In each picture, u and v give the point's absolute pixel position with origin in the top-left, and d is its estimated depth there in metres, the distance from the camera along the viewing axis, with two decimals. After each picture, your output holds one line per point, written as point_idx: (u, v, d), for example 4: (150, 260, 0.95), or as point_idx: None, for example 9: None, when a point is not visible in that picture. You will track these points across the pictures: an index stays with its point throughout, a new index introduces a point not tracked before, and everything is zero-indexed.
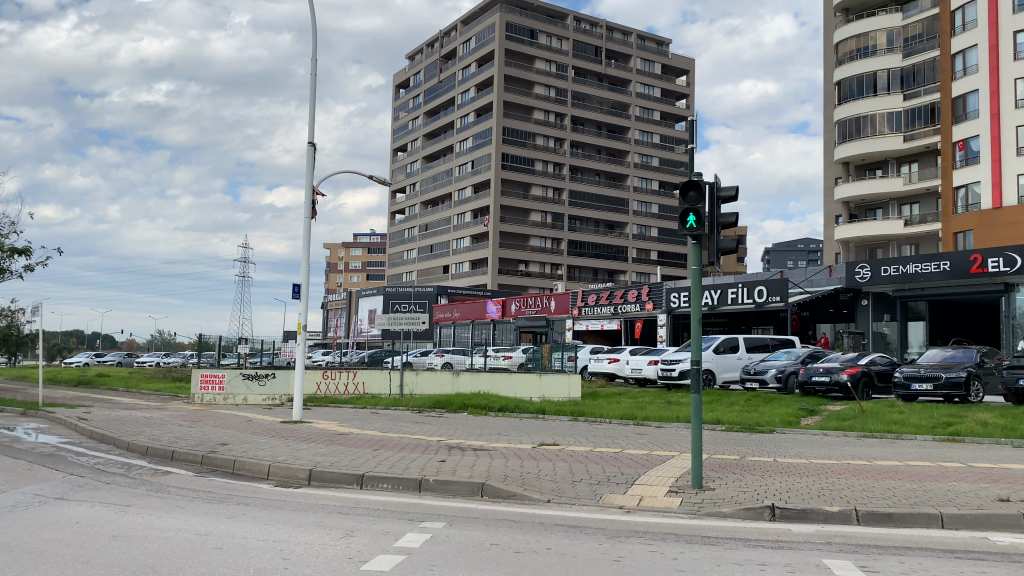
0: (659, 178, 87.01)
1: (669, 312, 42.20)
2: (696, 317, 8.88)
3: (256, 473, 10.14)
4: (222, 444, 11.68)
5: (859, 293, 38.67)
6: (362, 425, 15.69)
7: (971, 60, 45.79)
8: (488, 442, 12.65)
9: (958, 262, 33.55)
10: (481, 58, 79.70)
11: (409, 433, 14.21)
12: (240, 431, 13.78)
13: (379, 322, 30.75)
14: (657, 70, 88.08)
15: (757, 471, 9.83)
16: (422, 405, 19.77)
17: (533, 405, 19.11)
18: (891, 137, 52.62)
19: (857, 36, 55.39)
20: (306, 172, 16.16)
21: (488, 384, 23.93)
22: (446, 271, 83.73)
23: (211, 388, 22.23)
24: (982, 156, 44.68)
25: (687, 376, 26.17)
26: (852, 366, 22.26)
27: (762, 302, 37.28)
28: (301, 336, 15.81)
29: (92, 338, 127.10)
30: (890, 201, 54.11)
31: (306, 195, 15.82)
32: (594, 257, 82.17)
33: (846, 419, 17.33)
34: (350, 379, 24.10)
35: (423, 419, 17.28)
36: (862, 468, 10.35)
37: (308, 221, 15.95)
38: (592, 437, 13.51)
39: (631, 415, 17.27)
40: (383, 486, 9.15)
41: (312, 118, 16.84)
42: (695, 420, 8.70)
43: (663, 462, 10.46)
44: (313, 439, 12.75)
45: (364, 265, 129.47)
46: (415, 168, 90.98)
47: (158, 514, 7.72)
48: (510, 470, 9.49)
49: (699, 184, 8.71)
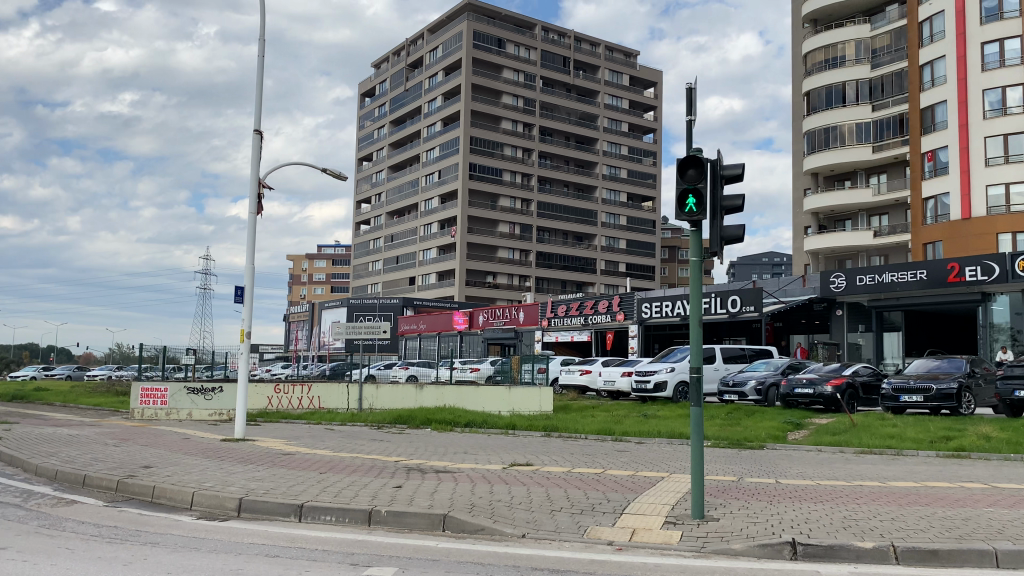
0: (627, 190, 86.31)
1: (641, 322, 41.15)
2: (695, 317, 7.58)
3: (179, 502, 8.61)
4: (143, 468, 10.11)
5: (834, 303, 37.60)
6: (312, 443, 14.16)
7: (940, 71, 45.45)
8: (450, 462, 11.21)
9: (935, 272, 32.83)
10: (448, 66, 78.45)
11: (361, 452, 12.72)
12: (170, 452, 12.18)
13: (337, 332, 29.09)
14: (625, 82, 87.51)
15: (763, 496, 8.53)
16: (382, 420, 18.29)
17: (502, 420, 17.70)
18: (860, 148, 52.21)
19: (825, 47, 54.98)
20: (252, 161, 14.70)
21: (454, 398, 22.39)
22: (413, 282, 82.08)
23: (153, 403, 20.50)
24: (951, 166, 44.29)
25: (663, 388, 24.92)
26: (837, 377, 21.22)
27: (736, 313, 36.27)
28: (245, 344, 14.27)
29: (46, 352, 122.71)
30: (860, 212, 53.71)
31: (252, 186, 14.34)
32: (562, 268, 81.02)
33: (838, 433, 16.22)
34: (305, 393, 22.36)
35: (382, 436, 15.80)
36: (878, 490, 9.11)
37: (254, 216, 14.40)
38: (566, 455, 12.14)
39: (608, 430, 15.94)
40: (326, 519, 7.68)
41: (259, 107, 15.36)
42: (695, 437, 7.40)
43: (653, 486, 9.10)
44: (252, 461, 11.20)
45: (328, 276, 127.13)
46: (381, 177, 89.33)
47: (35, 560, 6.16)
48: (478, 497, 8.06)
49: (700, 159, 7.42)
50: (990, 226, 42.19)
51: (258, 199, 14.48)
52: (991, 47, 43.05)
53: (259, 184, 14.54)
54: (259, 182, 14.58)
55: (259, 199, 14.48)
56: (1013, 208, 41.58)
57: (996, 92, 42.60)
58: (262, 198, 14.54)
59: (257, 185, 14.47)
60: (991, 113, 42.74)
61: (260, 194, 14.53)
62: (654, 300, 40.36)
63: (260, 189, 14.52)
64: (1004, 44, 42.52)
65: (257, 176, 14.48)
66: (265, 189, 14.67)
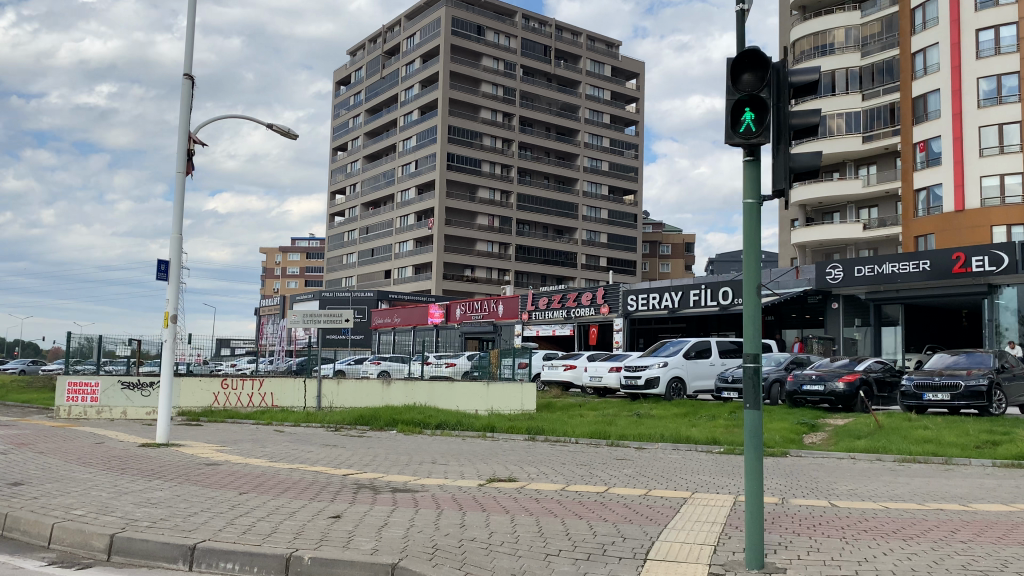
0: (608, 183, 84.19)
1: (626, 316, 39.10)
2: (750, 284, 5.35)
3: (35, 537, 6.29)
4: (9, 486, 7.75)
5: (829, 296, 35.64)
6: (249, 449, 11.74)
7: (932, 58, 43.59)
8: (412, 477, 8.87)
9: (938, 262, 30.93)
10: (426, 53, 75.90)
11: (301, 462, 10.33)
12: (62, 460, 9.81)
13: (294, 320, 26.35)
14: (607, 73, 85.24)
15: (828, 528, 6.31)
16: (341, 420, 15.96)
17: (478, 421, 15.40)
18: (850, 138, 50.37)
19: (816, 33, 53.04)
20: (182, 111, 12.32)
21: (425, 396, 20.10)
22: (388, 276, 79.62)
23: (81, 400, 18.03)
24: (943, 156, 42.48)
25: (654, 384, 22.72)
26: (849, 373, 19.26)
27: (727, 306, 34.09)
28: (170, 328, 11.88)
29: (11, 347, 118.29)
30: (849, 204, 51.87)
31: (182, 140, 11.99)
32: (543, 262, 78.79)
33: (862, 437, 14.18)
34: (255, 389, 19.89)
35: (335, 440, 13.45)
36: (973, 519, 6.87)
37: (181, 175, 12.04)
38: (556, 466, 9.90)
39: (602, 433, 13.71)
40: (227, 568, 5.41)
41: (190, 51, 12.95)
42: (750, 450, 5.22)
43: (677, 514, 6.86)
44: (157, 475, 8.82)
45: (302, 270, 124.35)
46: (356, 167, 86.60)
47: None
48: (446, 536, 5.76)
49: (760, 57, 5.26)
50: (984, 218, 40.55)
51: (188, 156, 12.12)
52: (986, 35, 41.31)
53: (189, 138, 12.21)
54: (190, 136, 12.27)
55: (189, 156, 12.15)
56: (1008, 200, 39.96)
57: (991, 80, 40.94)
58: (192, 156, 12.21)
59: (186, 140, 12.13)
60: (985, 102, 41.08)
61: (189, 150, 12.21)
62: (640, 292, 38.30)
63: (190, 143, 12.17)
64: (999, 31, 40.77)
65: (187, 129, 12.13)
66: (197, 145, 12.36)
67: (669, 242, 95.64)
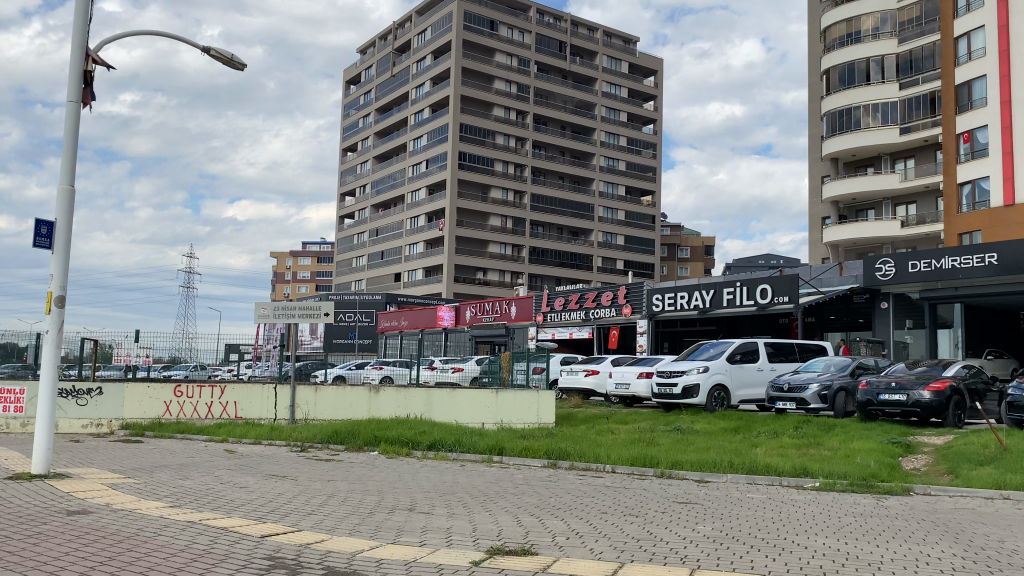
0: (625, 183, 80.67)
1: (651, 317, 35.63)
2: None
3: None
4: None
5: (876, 295, 31.59)
6: (159, 481, 8.47)
7: (978, 43, 38.82)
8: (370, 544, 5.55)
9: (1008, 255, 26.61)
10: (437, 49, 72.91)
11: (211, 511, 6.90)
12: None
13: (262, 314, 19.40)
14: (624, 70, 81.86)
15: None
16: (312, 438, 12.74)
17: (481, 439, 12.09)
18: (886, 130, 44.94)
19: (847, 20, 47.29)
20: (76, 22, 9.44)
21: (421, 406, 16.85)
22: (398, 279, 76.33)
23: (3, 410, 14.93)
24: (990, 148, 37.67)
25: (692, 393, 19.30)
26: (938, 380, 15.78)
27: (765, 305, 30.39)
28: (54, 314, 8.74)
29: None
30: (883, 200, 46.61)
31: (73, 57, 9.05)
32: (558, 265, 75.26)
33: (984, 463, 10.80)
34: (215, 397, 16.70)
35: (288, 467, 10.11)
36: None
37: (75, 106, 9.13)
38: (595, 518, 6.54)
39: (649, 460, 10.31)
40: None
41: None
42: None
43: None
44: None
45: (313, 275, 121.68)
46: (366, 168, 83.63)
47: None
48: None
49: None
50: None
51: (84, 81, 9.22)
52: None
53: (87, 58, 9.31)
54: (89, 55, 9.33)
55: (86, 82, 9.24)
56: None
57: None
58: (91, 81, 9.32)
59: (84, 59, 9.24)
60: None
61: (88, 73, 9.28)
62: (666, 291, 34.83)
63: (88, 64, 9.26)
64: None
65: (83, 43, 9.20)
66: (98, 69, 9.42)
67: (688, 245, 92.20)
